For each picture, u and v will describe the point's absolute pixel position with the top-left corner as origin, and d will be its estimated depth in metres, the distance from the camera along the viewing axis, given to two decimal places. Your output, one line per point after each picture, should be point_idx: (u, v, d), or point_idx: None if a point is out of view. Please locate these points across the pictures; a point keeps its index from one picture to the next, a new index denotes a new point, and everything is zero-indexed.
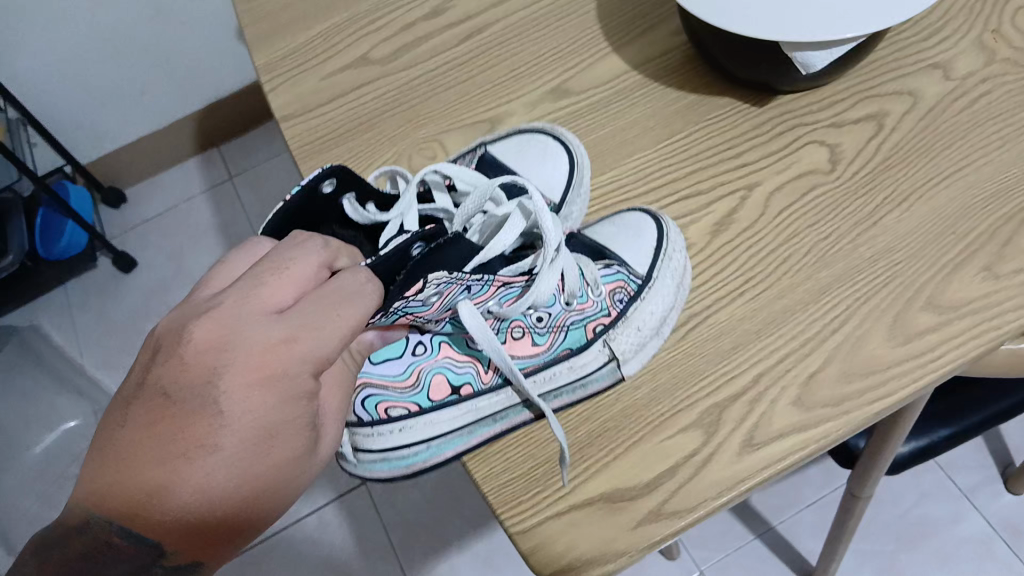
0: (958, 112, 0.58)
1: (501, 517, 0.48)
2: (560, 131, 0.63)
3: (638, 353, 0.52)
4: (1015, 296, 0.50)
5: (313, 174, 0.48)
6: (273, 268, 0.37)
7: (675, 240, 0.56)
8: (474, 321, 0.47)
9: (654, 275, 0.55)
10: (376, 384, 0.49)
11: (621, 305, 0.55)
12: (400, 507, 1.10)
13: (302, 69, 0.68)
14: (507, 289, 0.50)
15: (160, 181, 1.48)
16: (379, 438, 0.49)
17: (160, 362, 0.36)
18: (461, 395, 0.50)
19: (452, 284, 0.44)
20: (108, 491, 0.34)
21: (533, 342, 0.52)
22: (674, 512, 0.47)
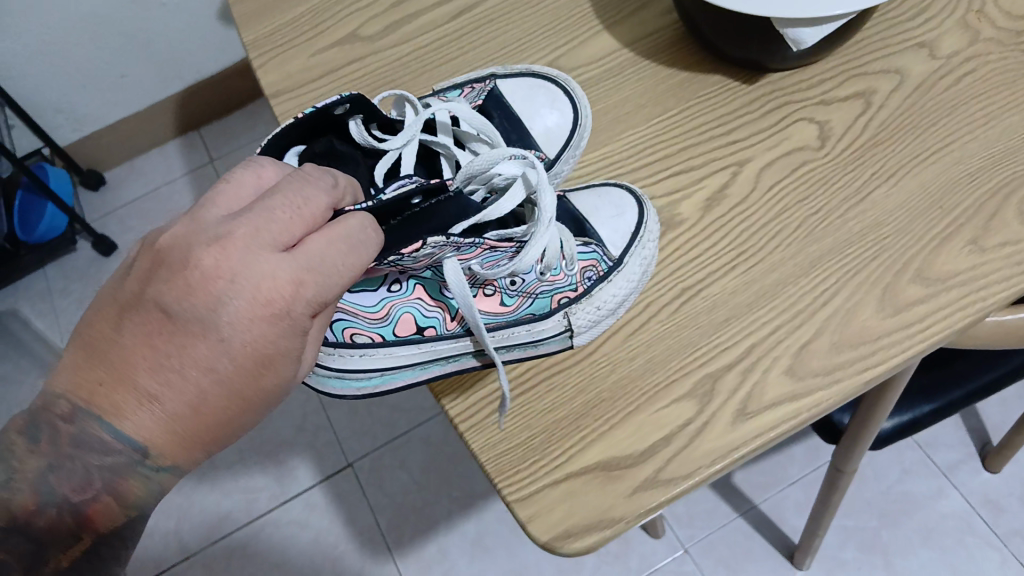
0: (945, 89, 0.59)
1: (500, 486, 0.49)
2: (573, 87, 0.63)
3: (591, 329, 0.54)
4: (1001, 268, 0.51)
5: (330, 99, 0.49)
6: (289, 200, 0.37)
7: (651, 229, 0.57)
8: (456, 277, 0.47)
9: (625, 260, 0.57)
10: (347, 309, 0.48)
11: (587, 283, 0.57)
12: (387, 488, 1.11)
13: (291, 46, 0.68)
14: (492, 253, 0.51)
15: (140, 164, 1.46)
16: (338, 359, 0.48)
17: (162, 279, 0.35)
18: (426, 337, 0.51)
19: (445, 246, 0.45)
20: (99, 393, 0.34)
21: (501, 301, 0.54)
22: (670, 479, 0.48)
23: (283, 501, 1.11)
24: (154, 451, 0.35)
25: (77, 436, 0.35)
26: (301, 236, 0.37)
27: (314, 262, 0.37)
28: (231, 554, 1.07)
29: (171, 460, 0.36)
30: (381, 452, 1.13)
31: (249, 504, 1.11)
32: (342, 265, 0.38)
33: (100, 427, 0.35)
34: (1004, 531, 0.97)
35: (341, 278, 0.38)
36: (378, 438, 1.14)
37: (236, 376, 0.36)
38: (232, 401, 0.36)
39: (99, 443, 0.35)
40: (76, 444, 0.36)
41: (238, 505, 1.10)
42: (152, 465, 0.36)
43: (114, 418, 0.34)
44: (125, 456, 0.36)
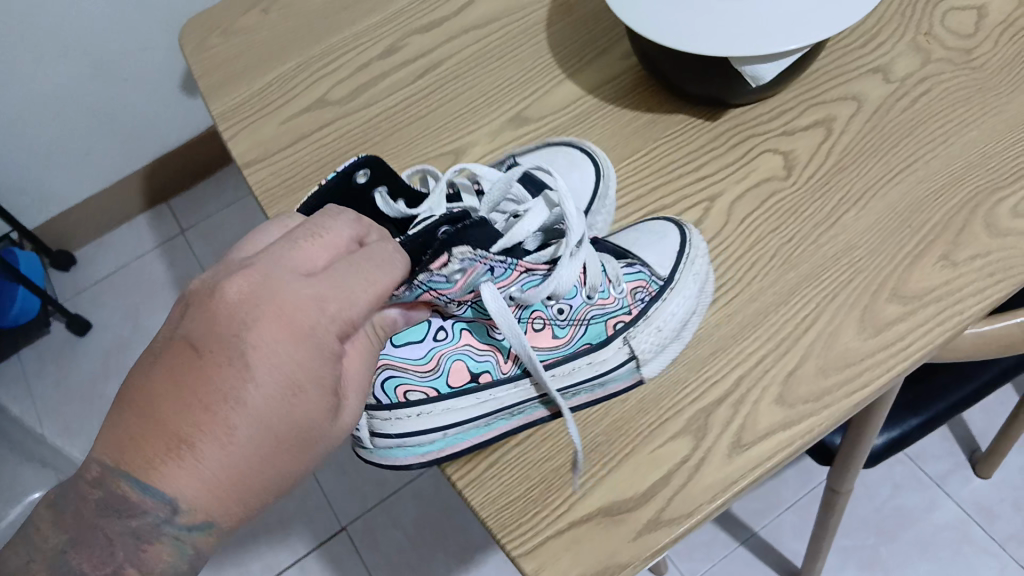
0: (902, 111, 0.61)
1: (502, 542, 0.49)
2: (587, 143, 0.64)
3: (658, 356, 0.54)
4: (972, 282, 0.53)
5: (347, 162, 0.48)
6: (310, 231, 0.38)
7: (698, 246, 0.58)
8: (497, 305, 0.47)
9: (677, 276, 0.56)
10: (397, 367, 0.49)
11: (643, 304, 0.57)
12: (383, 548, 1.09)
13: (260, 115, 0.69)
14: (531, 278, 0.51)
15: (109, 240, 1.45)
16: (396, 423, 0.50)
17: (189, 317, 0.36)
18: (481, 385, 0.51)
19: (475, 261, 0.45)
20: (126, 444, 0.34)
21: (553, 334, 0.54)
22: (672, 519, 0.48)
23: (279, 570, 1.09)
24: (187, 504, 0.34)
25: (105, 500, 0.35)
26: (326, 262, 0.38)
27: (337, 280, 0.37)
28: None
29: (202, 518, 0.34)
30: (375, 512, 1.12)
31: None
32: (371, 281, 0.38)
33: (128, 484, 0.34)
34: (1001, 537, 0.98)
35: (369, 295, 0.38)
36: (370, 499, 1.13)
37: (266, 407, 0.35)
38: (266, 436, 0.35)
39: (128, 504, 0.34)
40: (105, 508, 0.35)
41: None
42: (183, 525, 0.34)
43: (143, 471, 0.33)
44: (154, 517, 0.34)
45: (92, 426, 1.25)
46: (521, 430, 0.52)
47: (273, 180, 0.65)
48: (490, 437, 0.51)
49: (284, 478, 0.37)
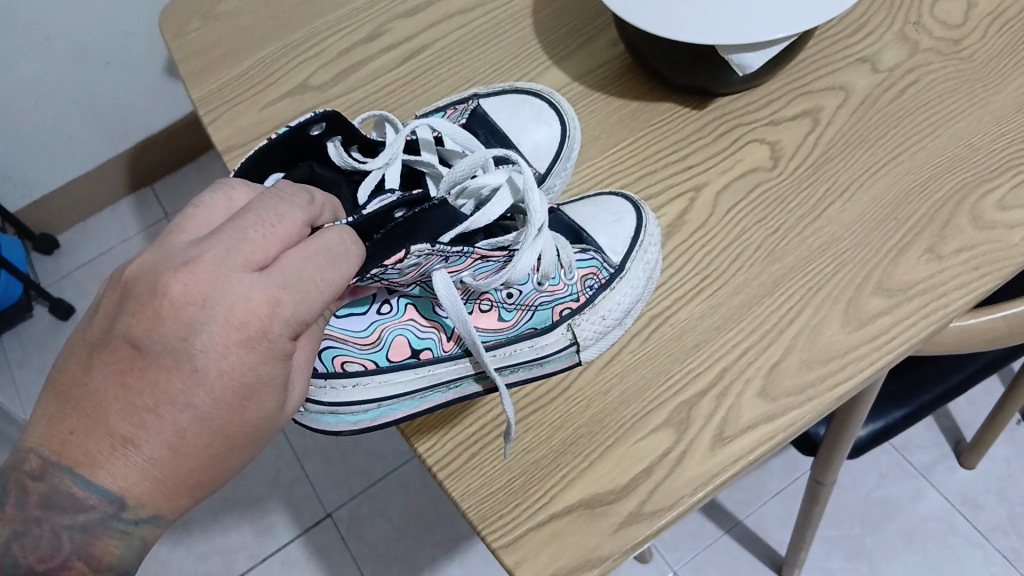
0: (890, 102, 0.60)
1: (483, 534, 0.48)
2: (557, 96, 0.64)
3: (598, 342, 0.53)
4: (958, 275, 0.53)
5: (303, 116, 0.48)
6: (261, 219, 0.36)
7: (653, 233, 0.57)
8: (447, 290, 0.47)
9: (627, 266, 0.56)
10: (336, 336, 0.47)
11: (590, 292, 0.56)
12: (368, 536, 1.09)
13: (240, 101, 0.68)
14: (485, 263, 0.50)
15: (92, 225, 1.44)
16: (331, 391, 0.48)
17: (130, 311, 0.35)
18: (423, 362, 0.50)
19: (431, 254, 0.44)
20: (70, 438, 0.34)
21: (499, 316, 0.53)
22: (654, 512, 0.48)
23: (263, 558, 1.08)
24: (135, 500, 0.34)
25: (46, 495, 0.35)
26: (276, 254, 0.37)
27: (288, 281, 0.36)
28: None
29: (150, 512, 0.35)
30: (360, 500, 1.11)
31: (229, 566, 1.08)
32: (323, 279, 0.37)
33: (74, 480, 0.34)
34: (984, 527, 0.99)
35: (320, 294, 0.37)
36: (355, 487, 1.12)
37: (215, 410, 0.35)
38: (214, 436, 0.35)
39: (72, 500, 0.35)
40: (45, 505, 0.35)
41: (216, 566, 1.08)
42: (131, 519, 0.35)
43: (89, 465, 0.34)
44: (101, 511, 0.35)
45: None
46: (455, 402, 0.52)
47: None
48: (423, 410, 0.51)
49: (231, 471, 0.37)
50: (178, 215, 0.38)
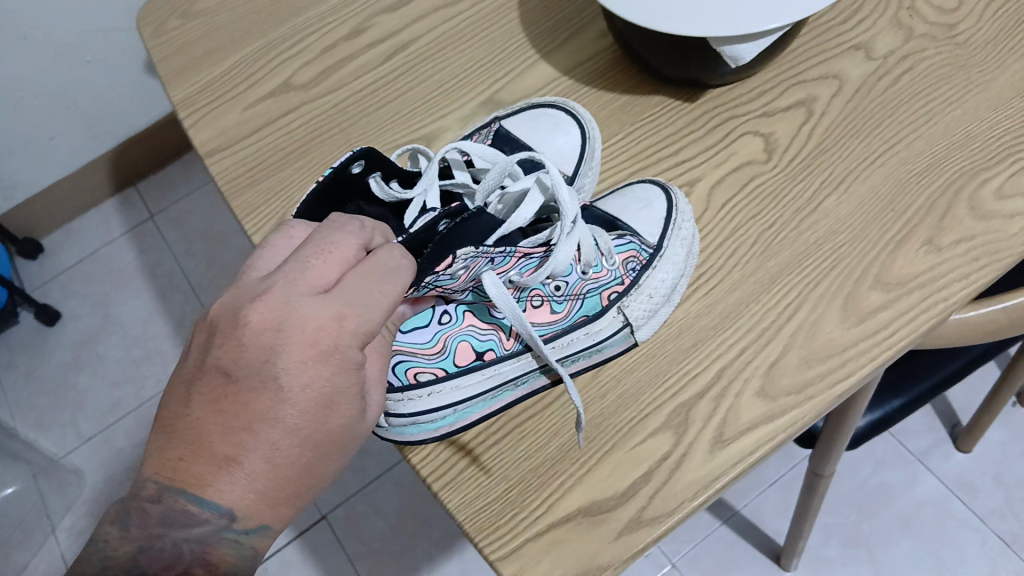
0: (885, 90, 0.59)
1: (481, 545, 0.47)
2: (572, 106, 0.62)
3: (651, 319, 0.53)
4: (958, 266, 0.52)
5: (341, 158, 0.48)
6: (319, 249, 0.40)
7: (683, 210, 0.56)
8: (498, 290, 0.48)
9: (665, 245, 0.56)
10: (405, 350, 0.49)
11: (634, 273, 0.56)
12: (364, 536, 1.08)
13: (221, 102, 0.66)
14: (529, 260, 0.51)
15: (77, 226, 1.42)
16: (409, 403, 0.49)
17: (218, 344, 0.38)
18: (487, 361, 0.51)
19: (478, 256, 0.46)
20: (177, 465, 0.36)
21: (551, 310, 0.54)
22: (654, 518, 0.47)
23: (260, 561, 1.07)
24: (241, 513, 0.37)
25: (163, 514, 0.37)
26: (336, 279, 0.40)
27: (350, 297, 0.39)
28: None
29: (257, 522, 0.37)
30: (355, 499, 1.10)
31: None
32: (378, 292, 0.40)
33: (187, 499, 0.36)
34: (982, 511, 0.98)
35: (379, 306, 0.40)
36: (350, 486, 1.11)
37: (302, 421, 0.37)
38: (304, 445, 0.38)
39: (185, 516, 0.37)
40: (163, 523, 0.37)
41: None
42: (242, 529, 0.37)
43: (199, 487, 0.36)
44: (214, 524, 0.37)
45: (63, 416, 1.25)
46: (525, 399, 0.52)
47: (238, 170, 0.64)
48: (496, 410, 0.51)
49: (323, 480, 0.39)
50: (249, 260, 0.42)
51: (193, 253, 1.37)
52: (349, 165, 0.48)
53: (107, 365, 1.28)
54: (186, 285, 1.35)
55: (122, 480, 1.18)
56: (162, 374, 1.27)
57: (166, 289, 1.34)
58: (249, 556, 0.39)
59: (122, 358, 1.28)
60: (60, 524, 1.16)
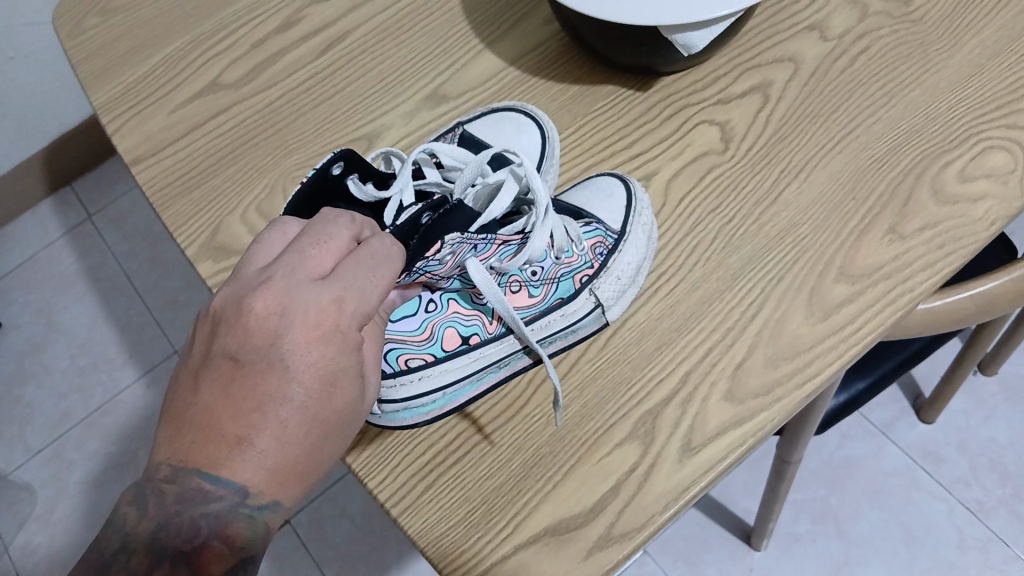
0: (841, 72, 0.57)
1: (445, 572, 0.45)
2: (530, 108, 0.59)
3: (620, 299, 0.51)
4: (923, 255, 0.50)
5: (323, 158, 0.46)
6: (313, 239, 0.38)
7: (642, 200, 0.54)
8: (483, 276, 0.47)
9: (629, 230, 0.53)
10: (394, 337, 0.47)
11: (602, 257, 0.53)
12: (331, 539, 1.06)
13: (147, 105, 0.62)
14: (506, 247, 0.50)
15: (12, 230, 1.36)
16: (401, 389, 0.47)
17: (222, 333, 0.36)
18: (472, 344, 0.49)
19: (463, 242, 0.45)
20: (189, 450, 0.34)
21: (528, 295, 0.51)
22: (624, 534, 0.45)
23: None
24: (253, 491, 0.35)
25: (182, 493, 0.34)
26: (333, 266, 0.38)
27: (349, 280, 0.38)
28: None
29: (270, 501, 0.36)
30: (319, 503, 1.08)
31: None
32: (376, 276, 0.39)
33: (201, 478, 0.34)
34: (947, 480, 0.99)
35: (377, 290, 0.39)
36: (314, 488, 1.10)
37: (310, 399, 0.36)
38: (313, 423, 0.36)
39: (201, 494, 0.34)
40: (181, 502, 0.34)
41: None
42: (254, 507, 0.35)
43: (212, 468, 0.34)
44: (228, 503, 0.35)
45: (8, 429, 1.20)
46: (507, 380, 0.50)
47: (169, 177, 0.60)
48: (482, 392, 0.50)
49: (329, 459, 0.38)
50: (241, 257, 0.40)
51: (137, 253, 1.32)
52: (331, 165, 0.47)
53: (53, 374, 1.23)
54: (131, 287, 1.30)
55: (75, 493, 1.14)
56: (111, 381, 1.22)
57: (110, 292, 1.29)
58: (262, 532, 0.36)
59: (69, 366, 1.24)
60: (12, 541, 1.12)
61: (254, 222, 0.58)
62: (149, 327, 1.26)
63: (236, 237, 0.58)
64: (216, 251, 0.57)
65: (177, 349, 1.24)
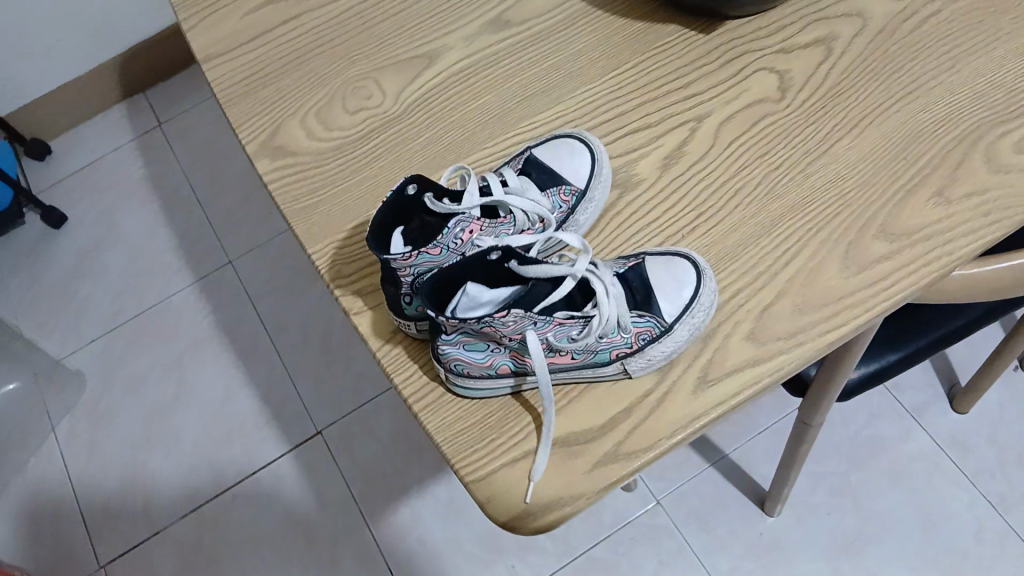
0: (908, 34, 0.57)
1: (456, 467, 0.48)
2: (585, 134, 0.56)
3: (645, 361, 0.48)
4: (967, 220, 0.50)
5: (399, 185, 0.47)
6: None
7: (706, 297, 0.49)
8: (538, 352, 0.45)
9: (676, 327, 0.48)
10: (461, 357, 0.47)
11: (642, 344, 0.48)
12: (358, 456, 1.10)
13: (222, 7, 0.65)
14: (560, 328, 0.47)
15: (83, 131, 1.41)
16: (463, 383, 0.48)
17: None
18: (521, 363, 0.48)
19: (473, 224, 0.48)
20: None
21: (569, 357, 0.47)
22: (630, 453, 0.46)
23: (252, 473, 1.11)
24: None
25: None
26: None
27: None
28: (203, 527, 1.08)
29: None
30: (351, 419, 1.13)
31: (219, 477, 1.11)
32: None
33: None
34: (972, 470, 0.98)
35: None
36: (347, 405, 1.14)
37: None
38: None
39: None
40: None
41: (205, 479, 1.11)
42: None
43: None
44: None
45: (64, 319, 1.25)
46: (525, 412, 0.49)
47: (235, 76, 0.62)
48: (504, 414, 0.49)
49: None
50: None
51: (199, 164, 1.36)
52: (402, 188, 0.47)
53: (110, 272, 1.29)
54: (191, 197, 1.34)
55: (121, 386, 1.19)
56: (164, 284, 1.27)
57: (170, 199, 1.34)
58: None
59: (125, 266, 1.29)
60: (58, 423, 1.18)
61: (312, 127, 0.60)
62: (204, 236, 1.30)
63: (293, 139, 0.60)
64: (275, 151, 0.59)
65: (231, 261, 1.28)
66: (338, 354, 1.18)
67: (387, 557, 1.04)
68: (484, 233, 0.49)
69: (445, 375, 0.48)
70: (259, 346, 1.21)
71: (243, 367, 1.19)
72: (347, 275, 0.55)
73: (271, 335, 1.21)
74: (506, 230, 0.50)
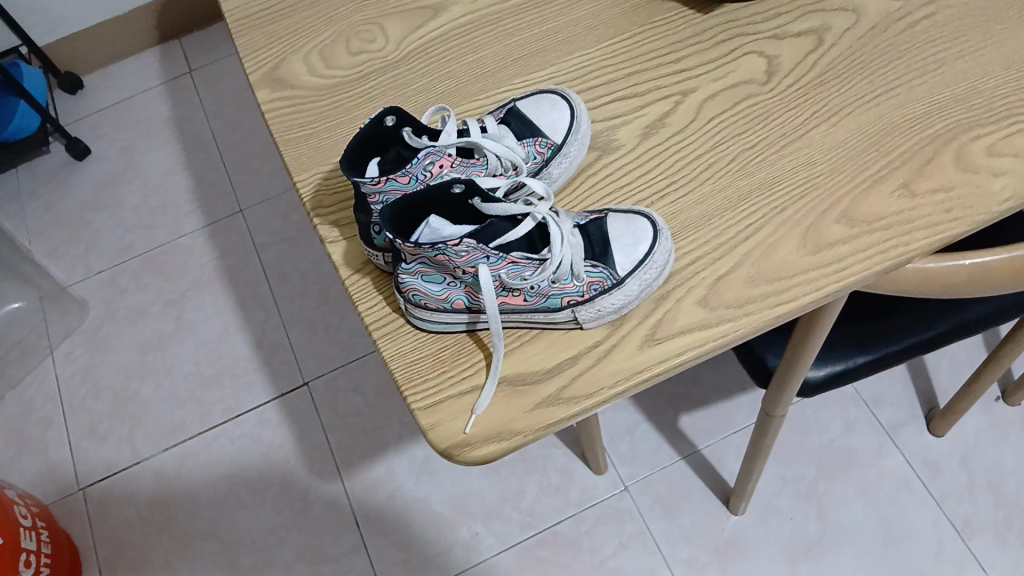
0: (897, 33, 0.58)
1: (405, 393, 0.49)
2: (569, 92, 0.58)
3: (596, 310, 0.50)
4: (929, 214, 0.51)
5: (377, 114, 0.50)
6: None
7: (659, 256, 0.50)
8: (489, 287, 0.48)
9: (627, 280, 0.50)
10: (417, 287, 0.49)
11: (593, 293, 0.50)
12: (341, 410, 1.12)
13: None
14: (514, 267, 0.49)
15: (116, 72, 1.46)
16: (420, 316, 0.50)
17: None
18: (475, 299, 0.50)
19: (442, 157, 0.50)
20: None
21: (522, 298, 0.50)
22: (571, 398, 0.47)
23: (236, 415, 1.13)
24: None
25: None
26: None
27: None
28: (181, 462, 1.11)
29: None
30: (339, 373, 1.15)
31: (203, 414, 1.14)
32: None
33: None
34: (941, 492, 0.98)
35: None
36: (335, 360, 1.16)
37: None
38: None
39: None
40: None
41: (190, 416, 1.14)
42: None
43: None
44: None
45: (74, 248, 1.29)
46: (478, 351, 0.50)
47: (249, 10, 0.65)
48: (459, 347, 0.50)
49: None
50: None
51: (222, 112, 1.40)
52: (381, 118, 0.50)
53: (124, 207, 1.32)
54: (211, 144, 1.37)
55: (121, 317, 1.23)
56: (175, 225, 1.30)
57: (191, 143, 1.37)
58: None
59: (140, 203, 1.32)
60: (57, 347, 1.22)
61: (313, 64, 0.62)
62: (218, 183, 1.33)
63: (295, 73, 0.62)
64: (274, 82, 0.62)
65: (242, 210, 1.31)
66: (333, 310, 1.21)
67: (355, 511, 1.06)
68: (454, 169, 0.51)
69: (404, 306, 0.51)
70: (259, 294, 1.23)
71: (240, 311, 1.22)
72: (326, 206, 0.56)
73: (271, 284, 1.24)
74: (476, 171, 0.52)
